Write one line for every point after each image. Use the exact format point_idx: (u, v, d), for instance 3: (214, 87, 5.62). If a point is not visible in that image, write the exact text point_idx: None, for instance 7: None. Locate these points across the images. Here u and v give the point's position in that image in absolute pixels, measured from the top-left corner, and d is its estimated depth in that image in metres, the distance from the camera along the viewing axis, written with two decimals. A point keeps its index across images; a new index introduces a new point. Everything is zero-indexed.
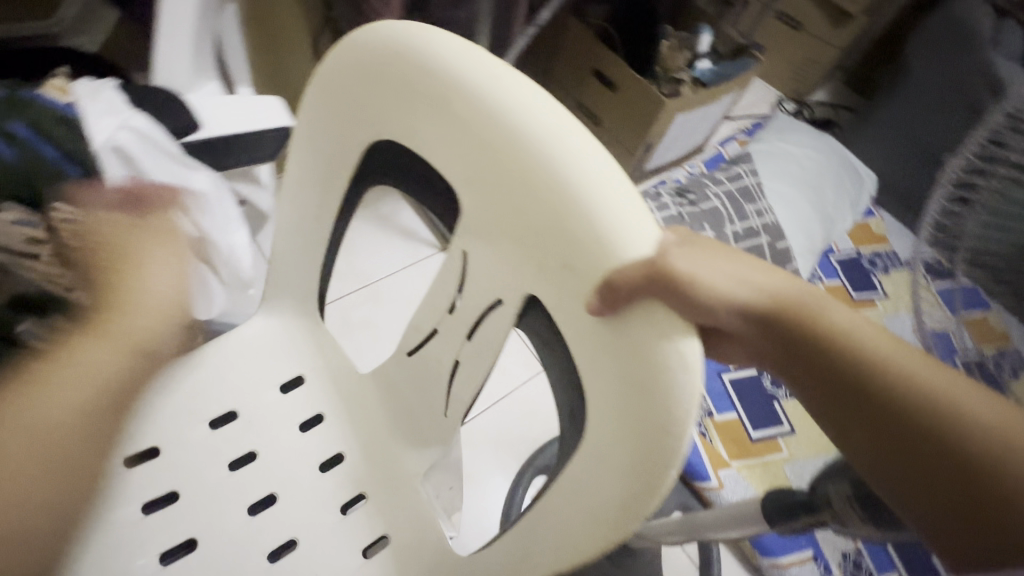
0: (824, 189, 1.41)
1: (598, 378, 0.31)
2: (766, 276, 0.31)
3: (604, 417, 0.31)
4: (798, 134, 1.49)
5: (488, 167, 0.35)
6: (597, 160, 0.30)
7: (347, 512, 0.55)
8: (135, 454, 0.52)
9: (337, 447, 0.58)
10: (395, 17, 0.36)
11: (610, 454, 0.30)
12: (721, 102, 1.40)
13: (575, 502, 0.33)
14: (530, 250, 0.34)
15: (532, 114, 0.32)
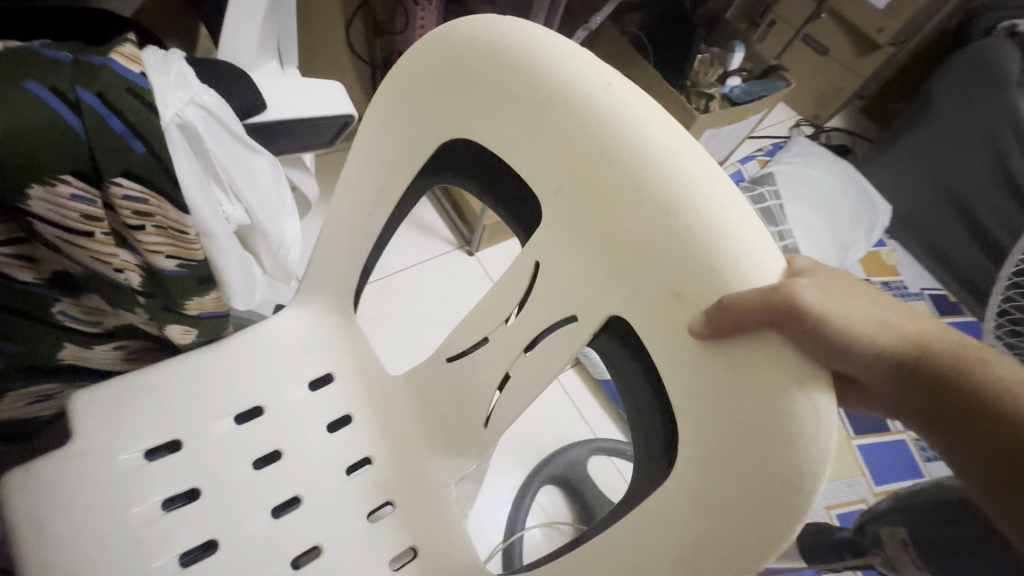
0: (844, 217, 1.41)
1: (701, 413, 0.30)
2: (907, 322, 0.28)
3: (707, 454, 0.29)
4: (820, 159, 1.49)
5: (585, 181, 0.33)
6: (719, 183, 0.29)
7: (374, 520, 0.52)
8: (154, 446, 0.50)
9: (365, 450, 0.55)
10: (495, 13, 0.34)
11: (715, 494, 0.29)
12: (748, 121, 1.38)
13: (659, 537, 0.32)
14: (626, 271, 0.32)
15: (645, 127, 0.30)
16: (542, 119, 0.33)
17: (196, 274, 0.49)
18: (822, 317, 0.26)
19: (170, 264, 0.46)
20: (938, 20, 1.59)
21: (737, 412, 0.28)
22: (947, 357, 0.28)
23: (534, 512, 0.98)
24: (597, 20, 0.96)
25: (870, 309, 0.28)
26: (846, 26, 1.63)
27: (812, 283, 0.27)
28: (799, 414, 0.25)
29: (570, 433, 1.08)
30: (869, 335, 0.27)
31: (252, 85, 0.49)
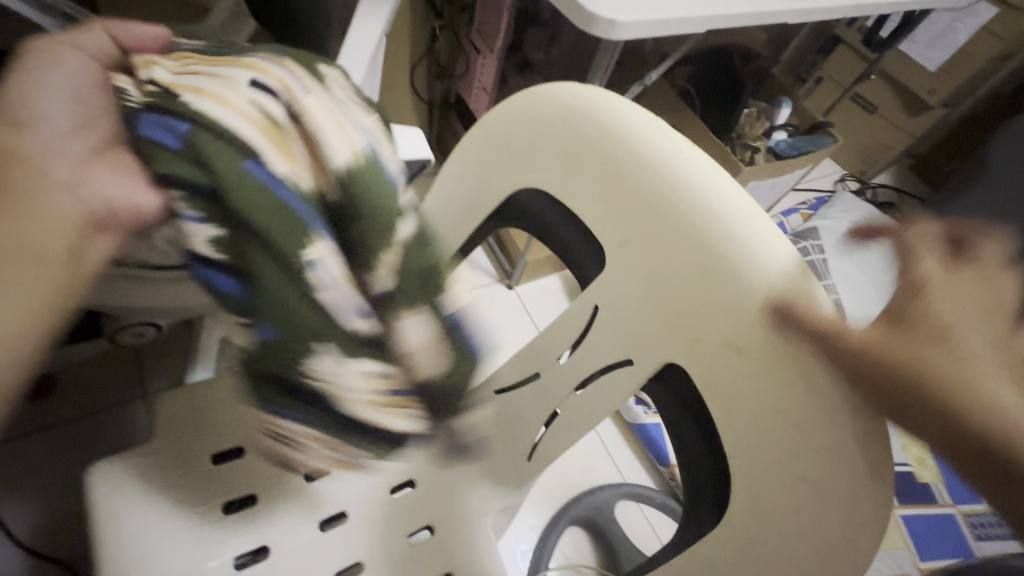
0: None
1: (754, 472, 0.31)
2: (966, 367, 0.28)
3: (756, 510, 0.31)
4: (865, 215, 1.47)
5: (652, 237, 0.35)
6: (785, 253, 0.31)
7: (413, 542, 0.54)
8: (220, 452, 0.53)
9: (408, 473, 0.57)
10: (577, 82, 0.38)
11: (763, 548, 0.31)
12: (793, 175, 1.40)
13: None
14: (687, 325, 0.35)
15: (714, 194, 0.32)
16: (618, 179, 0.36)
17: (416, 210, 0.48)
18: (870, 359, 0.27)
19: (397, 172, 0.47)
20: (989, 85, 1.59)
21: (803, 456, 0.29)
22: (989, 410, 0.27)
23: (558, 552, 0.97)
24: (656, 77, 1.00)
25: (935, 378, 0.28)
26: (895, 86, 1.64)
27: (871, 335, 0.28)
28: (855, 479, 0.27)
29: (598, 475, 1.07)
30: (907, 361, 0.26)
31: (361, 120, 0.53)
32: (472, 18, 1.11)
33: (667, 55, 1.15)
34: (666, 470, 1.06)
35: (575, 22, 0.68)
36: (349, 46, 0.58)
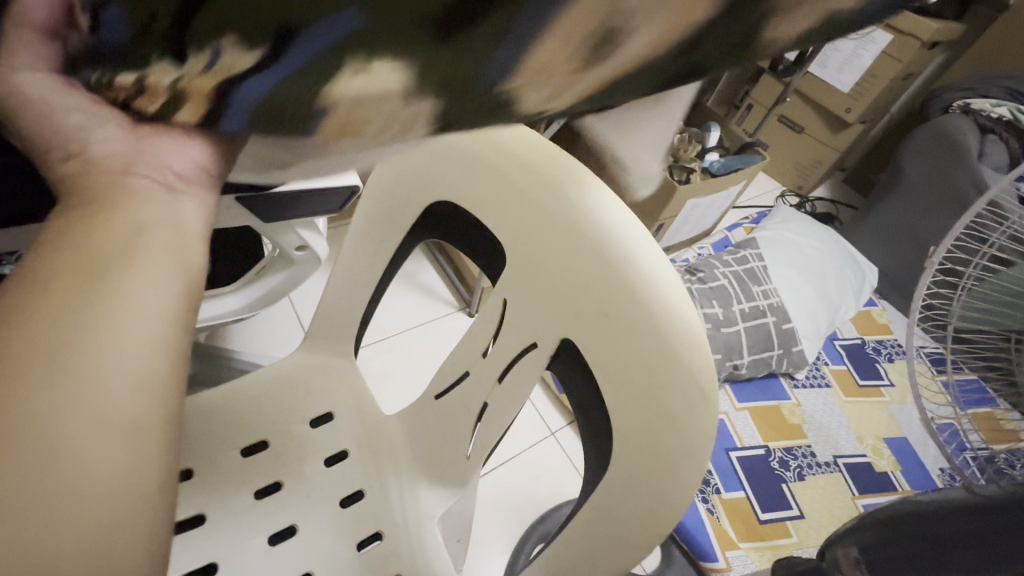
0: (831, 277, 1.46)
1: (622, 396, 0.36)
2: None
3: (626, 432, 0.36)
4: (801, 224, 1.57)
5: (526, 220, 0.42)
6: (616, 213, 0.38)
7: (362, 550, 0.56)
8: (181, 518, 0.53)
9: (357, 484, 0.59)
10: None
11: (631, 472, 0.35)
12: (728, 191, 1.50)
13: (590, 529, 0.38)
14: (561, 293, 0.41)
15: (565, 171, 0.40)
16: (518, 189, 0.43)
17: None
18: None
19: None
20: (899, 102, 1.73)
21: (655, 466, 0.34)
22: None
23: None
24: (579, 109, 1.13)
25: None
26: (817, 108, 1.78)
27: None
28: (687, 395, 0.33)
29: (567, 489, 1.09)
30: None
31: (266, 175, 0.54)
32: None
33: None
34: None
35: None
36: None
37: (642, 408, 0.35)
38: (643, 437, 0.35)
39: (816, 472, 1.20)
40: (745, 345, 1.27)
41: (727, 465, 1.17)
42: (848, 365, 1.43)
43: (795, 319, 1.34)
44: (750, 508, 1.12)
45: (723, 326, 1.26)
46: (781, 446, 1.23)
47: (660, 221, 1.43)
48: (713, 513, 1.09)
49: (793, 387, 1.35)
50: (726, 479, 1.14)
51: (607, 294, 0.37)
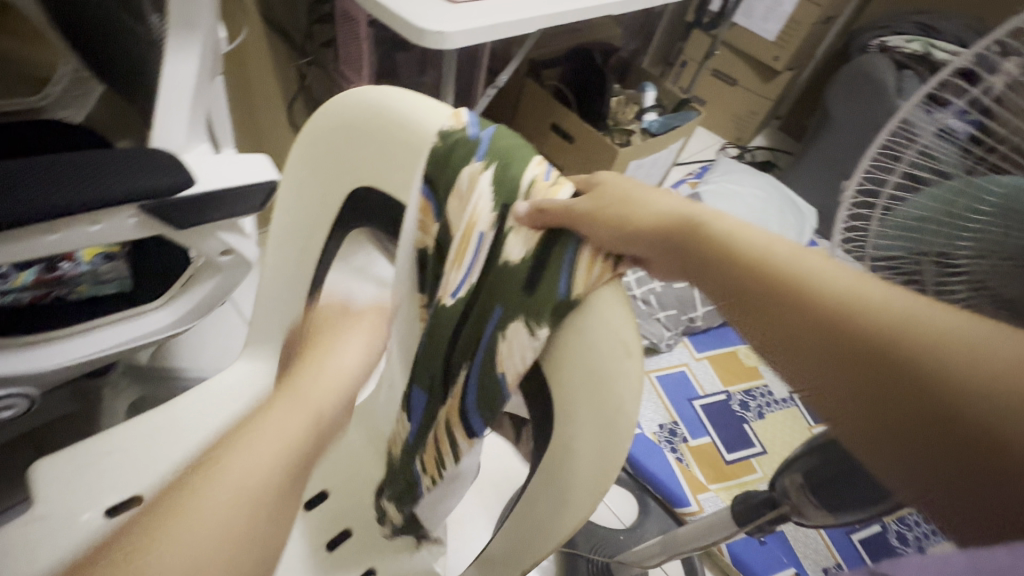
0: (773, 223, 1.51)
1: (564, 362, 0.36)
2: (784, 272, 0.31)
3: (570, 396, 0.36)
4: (742, 175, 1.61)
5: (447, 200, 0.42)
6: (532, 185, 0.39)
7: (333, 549, 0.60)
8: None
9: (320, 486, 0.63)
10: (353, 90, 0.46)
11: (578, 436, 0.36)
12: (669, 148, 1.52)
13: (549, 499, 0.39)
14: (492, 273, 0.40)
15: (478, 149, 0.40)
16: (443, 165, 0.41)
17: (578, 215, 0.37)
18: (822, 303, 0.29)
19: (525, 236, 0.38)
20: (825, 45, 1.78)
21: (597, 425, 0.34)
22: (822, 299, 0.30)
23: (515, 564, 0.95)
24: (508, 80, 1.11)
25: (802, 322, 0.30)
26: (745, 58, 1.81)
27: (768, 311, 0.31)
28: (616, 352, 0.33)
29: None
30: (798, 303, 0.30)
31: (165, 169, 0.50)
32: (337, 53, 1.15)
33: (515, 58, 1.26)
34: None
35: (409, 39, 0.74)
36: (167, 88, 0.58)
37: (578, 369, 0.35)
38: (582, 398, 0.35)
39: (774, 409, 1.26)
40: (698, 298, 1.31)
41: (691, 413, 1.21)
42: None
43: None
44: (716, 452, 1.17)
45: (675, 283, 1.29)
46: (740, 389, 1.29)
47: None
48: (682, 460, 1.14)
49: None
50: (691, 428, 1.19)
51: (539, 270, 0.37)
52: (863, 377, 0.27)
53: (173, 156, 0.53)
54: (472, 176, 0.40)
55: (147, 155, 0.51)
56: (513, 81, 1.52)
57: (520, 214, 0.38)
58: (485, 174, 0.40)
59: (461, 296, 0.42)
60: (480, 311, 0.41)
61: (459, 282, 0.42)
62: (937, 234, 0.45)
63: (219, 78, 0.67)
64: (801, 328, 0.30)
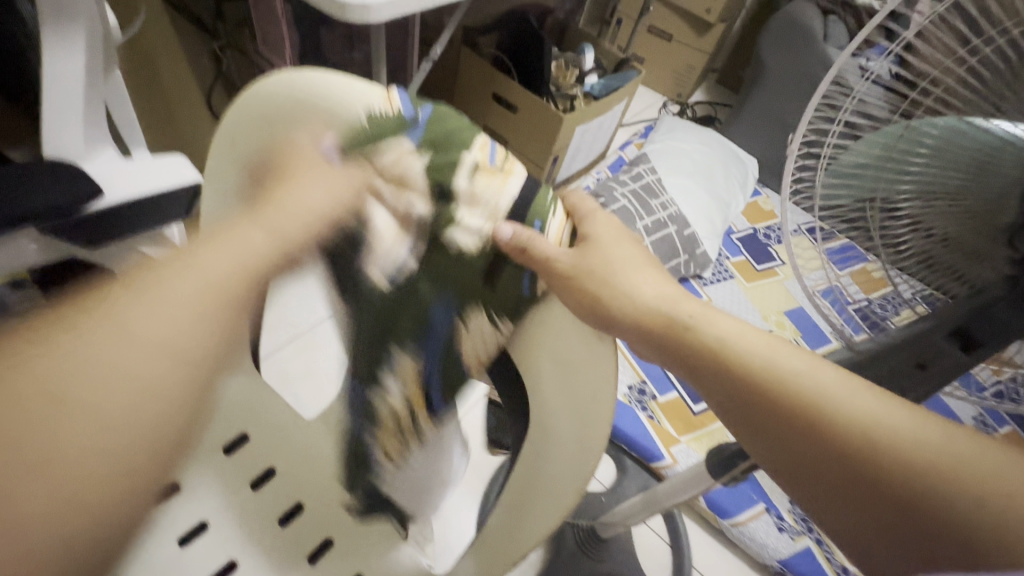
0: (718, 177, 1.54)
1: (545, 357, 0.41)
2: (769, 390, 0.34)
3: (551, 387, 0.40)
4: (686, 131, 1.62)
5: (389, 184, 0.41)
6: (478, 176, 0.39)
7: (315, 561, 0.57)
8: None
9: (294, 498, 0.59)
10: (271, 74, 0.40)
11: (562, 424, 0.39)
12: (613, 110, 1.51)
13: (537, 486, 0.41)
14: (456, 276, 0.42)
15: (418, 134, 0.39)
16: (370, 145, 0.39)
17: (534, 210, 0.40)
18: (797, 409, 0.33)
19: (470, 223, 0.40)
20: None
21: (575, 412, 0.38)
22: (796, 408, 0.33)
23: None
24: (442, 51, 1.05)
25: (780, 429, 0.34)
26: (678, 12, 1.80)
27: (760, 424, 0.34)
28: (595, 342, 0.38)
29: None
30: (785, 411, 0.33)
31: (68, 177, 0.44)
32: (253, 33, 1.06)
33: (447, 26, 1.21)
34: None
35: (329, 13, 0.68)
36: (52, 91, 0.51)
37: (552, 358, 0.40)
38: (560, 386, 0.39)
39: None
40: None
41: (657, 371, 1.25)
42: (745, 255, 1.54)
43: (693, 223, 1.41)
44: (684, 405, 1.21)
45: None
46: None
47: (554, 153, 1.42)
48: (653, 418, 1.17)
49: (704, 286, 1.45)
50: (659, 384, 1.22)
51: (500, 261, 0.40)
52: (837, 477, 0.31)
53: (72, 164, 0.47)
54: (401, 151, 0.39)
55: (39, 163, 0.45)
56: (448, 52, 1.45)
57: (469, 199, 0.39)
58: (417, 159, 0.39)
59: (399, 276, 0.44)
60: (449, 309, 0.43)
61: (393, 259, 0.43)
62: (882, 181, 0.46)
63: (113, 70, 0.60)
64: (781, 434, 0.33)
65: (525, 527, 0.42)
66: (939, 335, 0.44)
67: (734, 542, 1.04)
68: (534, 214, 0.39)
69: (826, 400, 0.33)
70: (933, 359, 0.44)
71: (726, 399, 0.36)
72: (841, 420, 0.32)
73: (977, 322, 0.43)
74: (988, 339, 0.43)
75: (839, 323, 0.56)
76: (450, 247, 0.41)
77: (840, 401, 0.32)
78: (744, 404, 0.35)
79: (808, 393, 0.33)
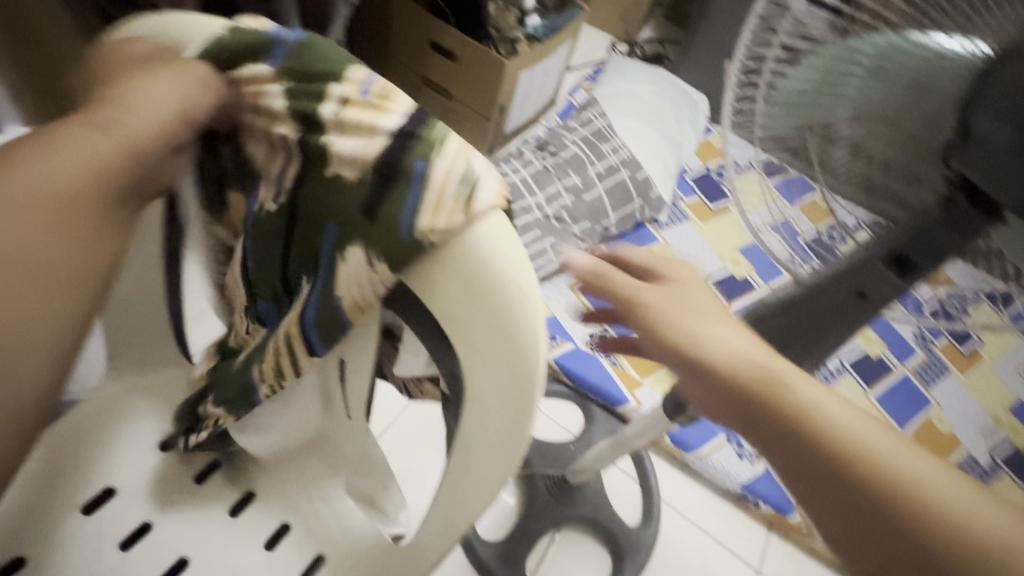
0: (668, 117, 1.51)
1: (457, 315, 0.32)
2: (864, 479, 0.28)
3: (469, 349, 0.32)
4: (634, 71, 1.58)
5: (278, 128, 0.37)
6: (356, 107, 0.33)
7: (273, 548, 0.52)
8: None
9: (244, 488, 0.55)
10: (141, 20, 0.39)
11: (490, 390, 0.32)
12: (557, 53, 1.45)
13: (469, 462, 0.35)
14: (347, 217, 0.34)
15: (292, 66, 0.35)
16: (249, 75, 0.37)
17: (420, 144, 0.31)
18: (900, 509, 0.27)
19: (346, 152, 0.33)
20: None
21: (501, 372, 0.31)
22: (899, 508, 0.27)
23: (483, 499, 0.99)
24: None
25: (869, 530, 0.28)
26: None
27: (847, 517, 0.28)
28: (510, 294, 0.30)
29: None
30: (884, 505, 0.28)
31: None
32: None
33: None
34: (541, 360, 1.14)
35: None
36: None
37: (463, 310, 0.32)
38: (479, 344, 0.32)
39: None
40: (608, 205, 1.31)
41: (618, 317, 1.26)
42: (699, 195, 1.54)
43: (646, 166, 1.39)
44: None
45: (584, 194, 1.29)
46: None
47: (499, 102, 1.36)
48: (616, 363, 1.19)
49: (660, 230, 1.44)
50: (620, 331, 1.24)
51: (377, 198, 0.32)
52: None
53: None
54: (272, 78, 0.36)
55: None
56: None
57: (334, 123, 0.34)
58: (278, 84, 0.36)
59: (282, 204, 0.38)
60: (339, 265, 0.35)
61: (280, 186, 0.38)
62: (822, 106, 0.44)
63: None
64: (874, 538, 0.27)
65: (460, 504, 0.37)
66: (879, 263, 0.45)
67: (700, 473, 1.08)
68: (415, 153, 0.31)
69: (934, 501, 0.27)
70: (873, 288, 0.46)
71: (806, 479, 0.30)
72: (956, 537, 0.26)
73: (914, 243, 0.43)
74: (923, 261, 0.43)
75: (790, 258, 0.58)
76: (336, 190, 0.34)
77: (954, 510, 0.27)
78: (831, 492, 0.29)
79: (914, 491, 0.28)
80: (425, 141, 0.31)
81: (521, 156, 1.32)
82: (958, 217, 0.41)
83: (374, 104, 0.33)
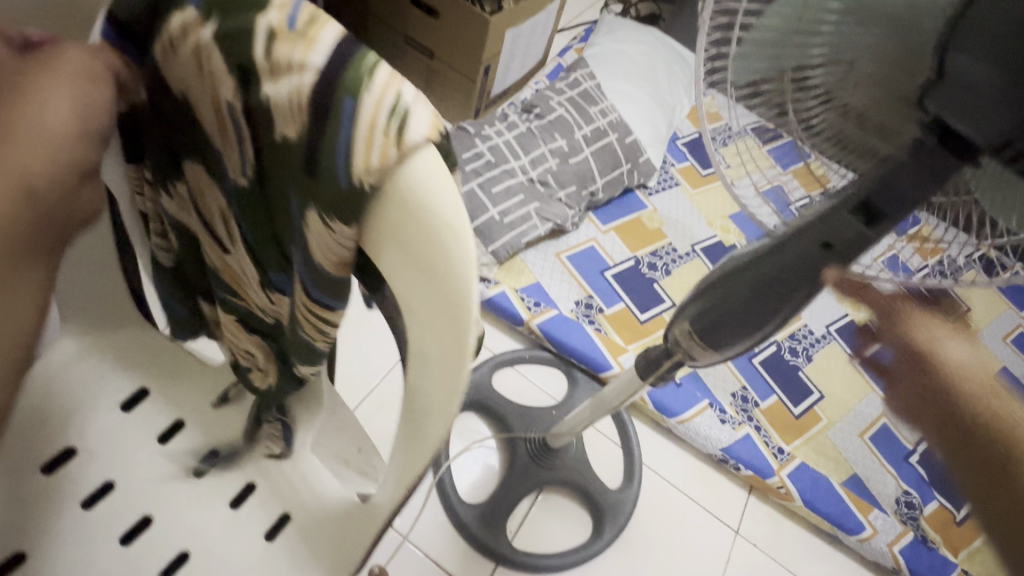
0: (660, 79, 1.46)
1: (400, 266, 0.31)
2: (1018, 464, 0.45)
3: (413, 299, 0.31)
4: (626, 31, 1.52)
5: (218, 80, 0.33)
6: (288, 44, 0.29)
7: (238, 505, 0.52)
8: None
9: (207, 448, 0.54)
10: None
11: (433, 342, 0.30)
12: (545, 10, 1.38)
13: (417, 417, 0.34)
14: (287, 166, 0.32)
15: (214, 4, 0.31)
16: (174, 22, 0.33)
17: (351, 77, 0.27)
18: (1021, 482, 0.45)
19: (287, 103, 0.30)
20: None
21: (440, 321, 0.30)
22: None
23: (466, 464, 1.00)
24: None
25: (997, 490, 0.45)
26: None
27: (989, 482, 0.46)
28: (444, 242, 0.28)
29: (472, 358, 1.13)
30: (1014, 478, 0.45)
31: None
32: None
33: None
34: (525, 326, 1.13)
35: None
36: None
37: (404, 258, 0.30)
38: (420, 291, 0.30)
39: (679, 264, 1.32)
40: (595, 169, 1.28)
41: (603, 284, 1.25)
42: (690, 161, 1.51)
43: (636, 130, 1.35)
44: (631, 315, 1.23)
45: (570, 158, 1.26)
46: (647, 252, 1.33)
47: (485, 63, 1.30)
48: (600, 330, 1.18)
49: (649, 196, 1.42)
50: (605, 297, 1.23)
51: (314, 147, 0.29)
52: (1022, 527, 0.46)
53: None
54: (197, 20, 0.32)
55: None
56: None
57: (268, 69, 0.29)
58: (205, 27, 0.31)
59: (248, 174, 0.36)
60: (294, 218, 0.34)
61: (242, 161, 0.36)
62: (793, 47, 0.40)
63: None
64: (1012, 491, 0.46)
65: (410, 461, 0.36)
66: (846, 211, 0.44)
67: (682, 437, 1.09)
68: (342, 90, 0.27)
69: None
70: (840, 239, 0.45)
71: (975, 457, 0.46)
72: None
73: (881, 190, 0.42)
74: (891, 209, 0.42)
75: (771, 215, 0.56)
76: (269, 135, 0.32)
77: None
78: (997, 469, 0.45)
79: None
80: (359, 73, 0.27)
81: (506, 119, 1.28)
82: (930, 164, 0.40)
83: (305, 36, 0.28)
